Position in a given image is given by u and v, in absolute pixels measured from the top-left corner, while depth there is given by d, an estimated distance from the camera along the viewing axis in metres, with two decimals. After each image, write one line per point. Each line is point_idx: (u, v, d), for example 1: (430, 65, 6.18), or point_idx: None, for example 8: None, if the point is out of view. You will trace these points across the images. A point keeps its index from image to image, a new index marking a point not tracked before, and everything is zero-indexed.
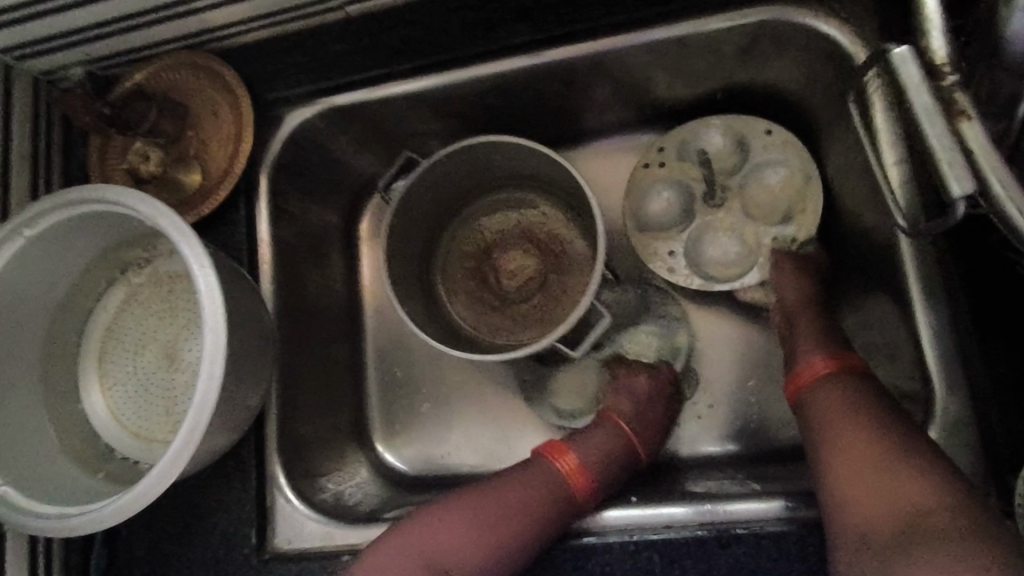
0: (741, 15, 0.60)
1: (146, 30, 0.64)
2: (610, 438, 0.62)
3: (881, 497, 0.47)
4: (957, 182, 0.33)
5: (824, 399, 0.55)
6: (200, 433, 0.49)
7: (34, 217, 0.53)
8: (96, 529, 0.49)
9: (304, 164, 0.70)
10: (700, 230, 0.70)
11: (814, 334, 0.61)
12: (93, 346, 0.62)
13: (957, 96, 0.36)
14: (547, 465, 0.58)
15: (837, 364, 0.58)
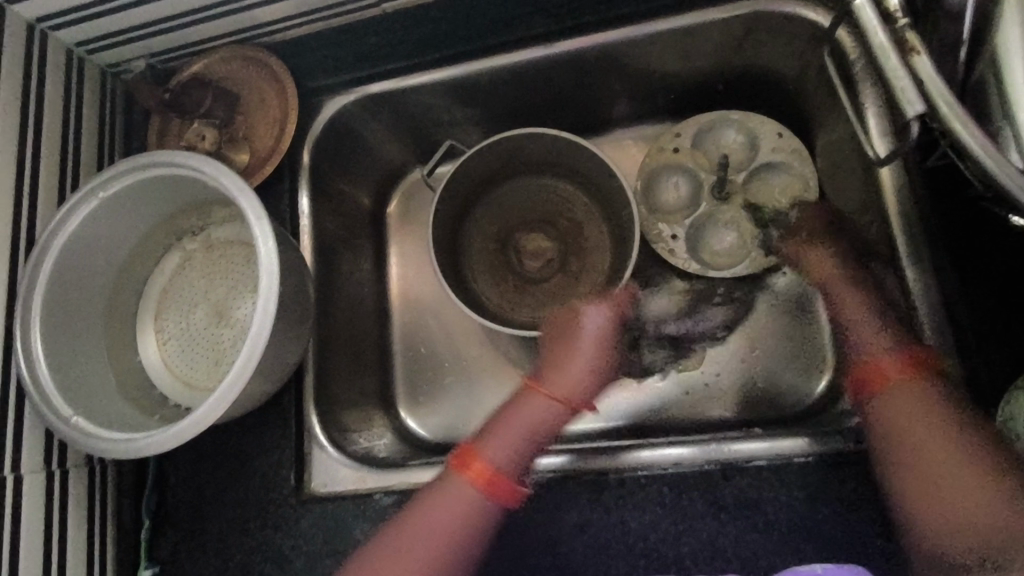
0: (734, 7, 0.67)
1: (203, 25, 0.71)
2: (534, 415, 0.59)
3: (943, 487, 0.48)
4: (911, 107, 0.39)
5: (900, 398, 0.53)
6: (254, 365, 0.56)
7: (107, 180, 0.61)
8: (152, 453, 0.55)
9: (340, 147, 0.77)
10: (700, 219, 0.76)
11: (875, 326, 0.59)
12: (151, 303, 0.70)
13: (910, 33, 0.39)
14: (456, 477, 0.56)
15: (912, 364, 0.55)
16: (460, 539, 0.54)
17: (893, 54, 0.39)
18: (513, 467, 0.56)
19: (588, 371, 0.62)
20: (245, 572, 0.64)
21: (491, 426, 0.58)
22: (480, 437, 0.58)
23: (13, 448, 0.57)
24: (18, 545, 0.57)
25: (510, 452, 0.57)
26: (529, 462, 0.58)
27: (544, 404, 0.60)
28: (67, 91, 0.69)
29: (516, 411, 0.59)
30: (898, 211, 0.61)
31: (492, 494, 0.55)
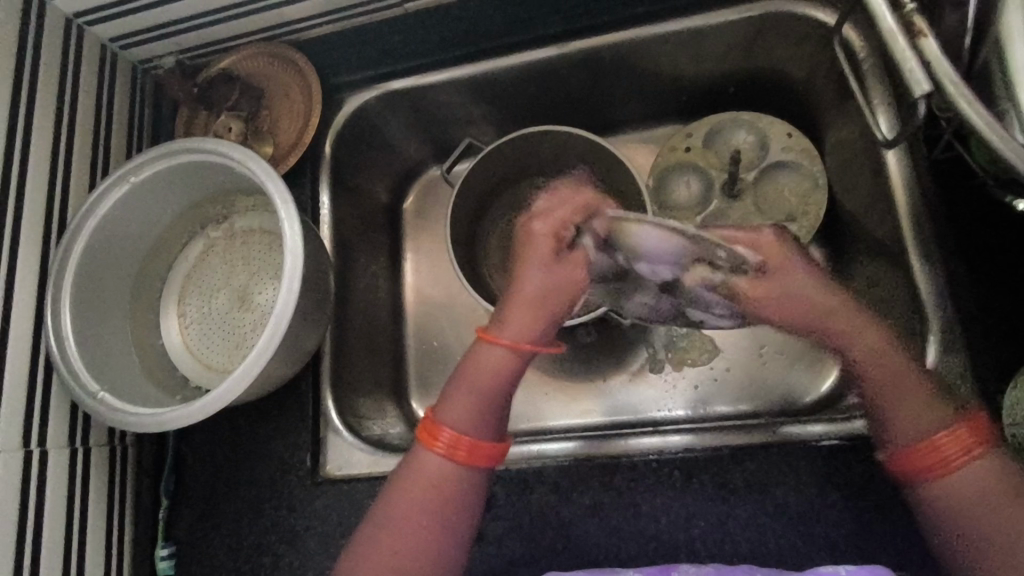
0: (746, 9, 0.69)
1: (232, 23, 0.74)
2: (495, 368, 0.56)
3: (977, 517, 0.47)
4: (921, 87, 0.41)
5: (966, 479, 0.48)
6: (278, 340, 0.58)
7: (139, 166, 0.64)
8: (182, 425, 0.57)
9: (360, 141, 0.79)
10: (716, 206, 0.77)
11: (914, 406, 0.51)
12: (175, 287, 0.72)
13: (916, 17, 0.42)
14: (425, 457, 0.54)
15: (973, 436, 0.49)
16: (440, 512, 0.53)
17: (902, 36, 0.42)
18: (478, 429, 0.54)
19: (544, 295, 0.56)
20: (261, 551, 0.65)
21: (447, 393, 0.56)
22: (443, 405, 0.56)
23: (41, 423, 0.59)
24: (43, 519, 0.58)
25: (472, 416, 0.55)
26: (497, 414, 0.56)
27: (501, 350, 0.56)
28: (100, 84, 0.72)
29: (472, 370, 0.56)
30: (905, 203, 0.62)
31: (470, 464, 0.54)
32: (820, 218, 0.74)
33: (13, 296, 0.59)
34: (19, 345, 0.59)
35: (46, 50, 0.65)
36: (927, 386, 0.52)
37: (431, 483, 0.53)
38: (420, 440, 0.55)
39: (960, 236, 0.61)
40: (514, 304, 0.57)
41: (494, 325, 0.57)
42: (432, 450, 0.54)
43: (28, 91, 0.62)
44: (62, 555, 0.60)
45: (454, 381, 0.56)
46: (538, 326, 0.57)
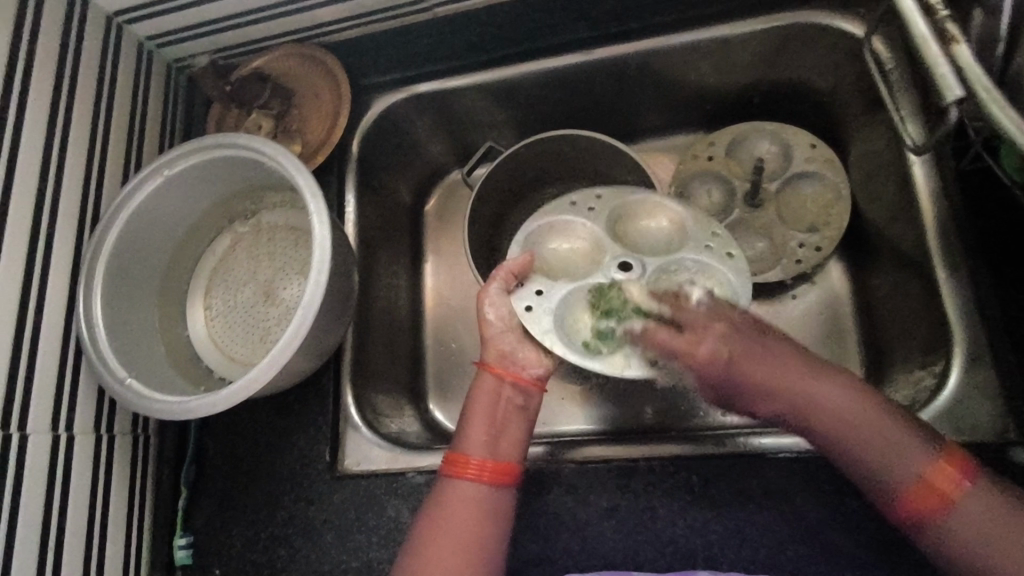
0: (774, 19, 0.70)
1: (265, 24, 0.76)
2: (489, 397, 0.58)
3: (990, 548, 0.45)
4: (951, 92, 0.42)
5: (967, 513, 0.46)
6: (305, 330, 0.59)
7: (173, 159, 0.66)
8: (211, 412, 0.58)
9: (385, 142, 0.80)
10: (712, 232, 0.62)
11: (895, 443, 0.49)
12: (202, 280, 0.74)
13: (949, 24, 0.44)
14: (456, 487, 0.55)
15: (954, 464, 0.47)
16: (479, 538, 0.53)
17: (936, 43, 0.44)
18: (497, 448, 0.56)
19: (519, 349, 0.60)
20: (278, 544, 0.66)
21: (458, 429, 0.58)
22: (457, 441, 0.57)
23: (69, 408, 0.60)
24: (67, 503, 0.59)
25: (486, 440, 0.56)
26: (515, 437, 0.57)
27: (493, 385, 0.58)
28: (135, 81, 0.74)
29: (473, 402, 0.58)
30: (932, 213, 0.62)
31: (495, 485, 0.55)
32: (843, 228, 0.73)
33: (48, 282, 0.61)
34: (52, 330, 0.60)
35: (87, 47, 0.67)
36: (901, 422, 0.50)
37: (465, 508, 0.54)
38: (444, 473, 0.56)
39: (987, 243, 0.62)
40: (492, 345, 0.60)
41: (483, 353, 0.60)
42: (458, 480, 0.55)
43: (69, 85, 0.64)
44: (84, 540, 0.61)
45: (462, 419, 0.58)
46: (524, 366, 0.59)
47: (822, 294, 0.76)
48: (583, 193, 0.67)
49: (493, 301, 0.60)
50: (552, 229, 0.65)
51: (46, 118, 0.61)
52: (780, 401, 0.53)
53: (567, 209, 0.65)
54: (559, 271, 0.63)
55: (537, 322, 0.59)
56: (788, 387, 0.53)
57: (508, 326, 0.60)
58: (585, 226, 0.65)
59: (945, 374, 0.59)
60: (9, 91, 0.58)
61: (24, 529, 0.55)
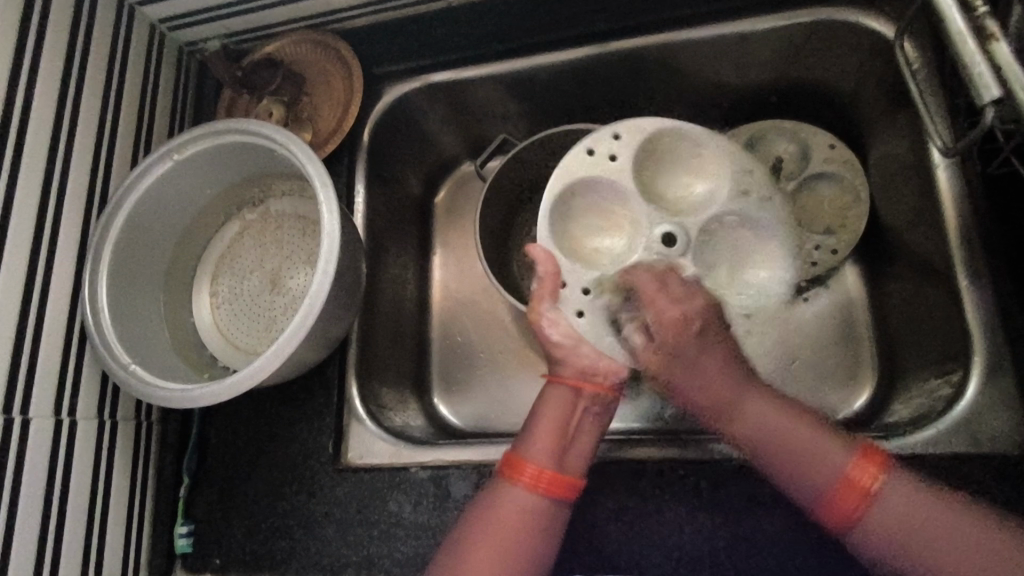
0: (798, 15, 0.68)
1: (279, 9, 0.75)
2: (561, 406, 0.57)
3: (906, 536, 0.46)
4: (988, 92, 0.43)
5: (885, 509, 0.47)
6: (311, 321, 0.58)
7: (181, 145, 0.65)
8: (214, 402, 0.57)
9: (396, 132, 0.79)
10: (745, 172, 0.63)
11: (811, 439, 0.50)
12: (209, 266, 0.74)
13: (988, 21, 0.44)
14: (509, 490, 0.54)
15: (869, 460, 0.48)
16: (527, 545, 0.52)
17: (974, 41, 0.43)
18: (562, 457, 0.55)
19: (597, 359, 0.59)
20: (278, 535, 0.65)
21: (524, 433, 0.57)
22: (522, 443, 0.56)
23: (72, 393, 0.60)
24: (69, 489, 0.59)
25: (554, 448, 0.55)
26: (583, 449, 0.56)
27: (567, 395, 0.58)
28: (146, 65, 0.73)
29: (545, 409, 0.57)
30: (955, 219, 0.61)
31: (552, 496, 0.54)
32: (859, 234, 0.72)
33: (54, 266, 0.60)
34: (55, 314, 0.60)
35: (99, 26, 0.66)
36: (817, 421, 0.51)
37: (516, 514, 0.52)
38: (501, 476, 0.55)
39: (1010, 250, 0.60)
40: (569, 360, 0.59)
41: (557, 367, 0.60)
42: (514, 485, 0.54)
43: (78, 67, 0.63)
44: (85, 527, 0.60)
45: (529, 424, 0.57)
46: (602, 376, 0.58)
47: (837, 298, 0.75)
48: (599, 137, 0.63)
49: (552, 317, 0.60)
50: (576, 191, 0.64)
51: (55, 99, 0.60)
52: (709, 403, 0.55)
53: (588, 166, 0.63)
54: (592, 248, 0.64)
55: (595, 333, 0.60)
56: (709, 375, 0.55)
57: (576, 339, 0.59)
58: (611, 178, 0.63)
59: (964, 383, 0.58)
60: (17, 72, 0.57)
61: (26, 510, 0.55)
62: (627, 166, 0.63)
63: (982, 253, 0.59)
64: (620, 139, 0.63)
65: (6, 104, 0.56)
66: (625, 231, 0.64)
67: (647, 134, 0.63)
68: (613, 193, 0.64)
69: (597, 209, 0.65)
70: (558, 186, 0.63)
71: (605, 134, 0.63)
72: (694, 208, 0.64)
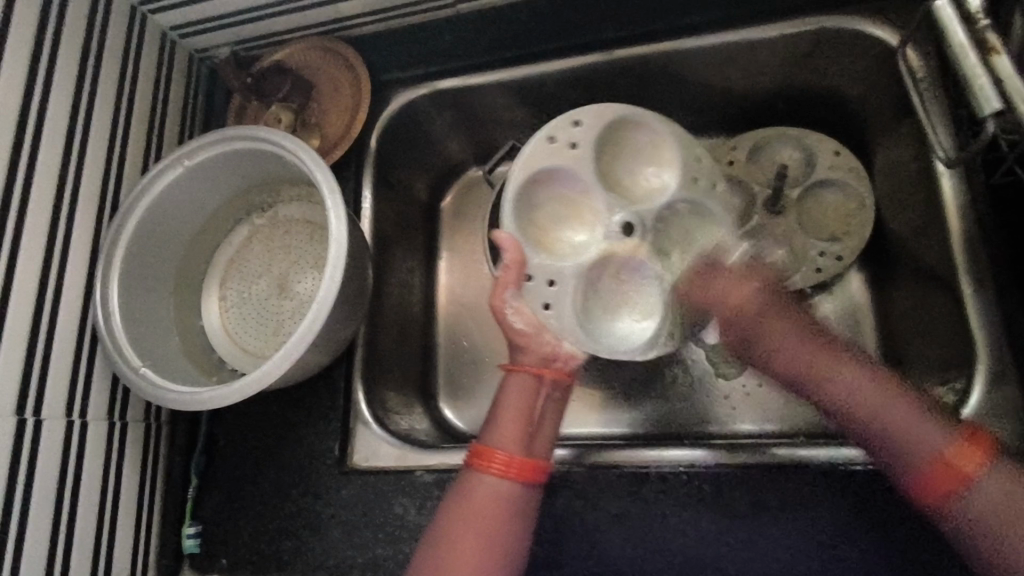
0: (803, 23, 0.68)
1: (288, 17, 0.76)
2: (526, 392, 0.57)
3: (1010, 524, 0.45)
4: (989, 104, 0.43)
5: (987, 495, 0.46)
6: (319, 325, 0.59)
7: (192, 150, 0.66)
8: (222, 405, 0.58)
9: (403, 138, 0.80)
10: (696, 160, 0.66)
11: (914, 418, 0.50)
12: (218, 270, 0.75)
13: (989, 34, 0.44)
14: (480, 479, 0.54)
15: (978, 445, 0.47)
16: (500, 533, 0.52)
17: (975, 55, 0.44)
18: (530, 444, 0.55)
19: (558, 346, 0.60)
20: (285, 536, 0.66)
21: (488, 423, 0.57)
22: (489, 431, 0.56)
23: (83, 395, 0.61)
24: (79, 489, 0.60)
25: (520, 434, 0.55)
26: (548, 434, 0.57)
27: (531, 381, 0.58)
28: (157, 73, 0.74)
29: (507, 397, 0.57)
30: (959, 228, 0.61)
31: (523, 482, 0.54)
32: (864, 239, 0.72)
33: (67, 271, 0.61)
34: (68, 317, 0.61)
35: (112, 34, 0.67)
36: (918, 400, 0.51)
37: (489, 502, 0.53)
38: (471, 466, 0.55)
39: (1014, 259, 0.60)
40: (531, 346, 0.60)
41: (518, 355, 0.60)
42: (485, 474, 0.54)
43: (92, 75, 0.64)
44: (94, 527, 0.61)
45: (494, 414, 0.57)
46: (561, 362, 0.60)
47: (842, 305, 0.75)
48: (559, 125, 0.66)
49: (516, 305, 0.61)
50: (538, 179, 0.67)
51: (69, 106, 0.61)
52: (802, 370, 0.55)
53: (548, 154, 0.66)
54: (556, 238, 0.67)
55: (557, 323, 0.62)
56: (781, 338, 0.57)
57: (538, 327, 0.61)
58: (569, 166, 0.66)
59: (967, 391, 0.58)
60: (32, 80, 0.58)
61: (38, 511, 0.56)
62: (586, 153, 0.65)
63: (985, 261, 0.59)
64: (580, 126, 0.66)
65: (21, 112, 0.57)
66: (585, 220, 0.67)
67: (604, 121, 0.66)
68: (574, 181, 0.66)
69: (559, 198, 0.67)
70: (519, 175, 0.66)
71: (566, 123, 0.66)
72: (645, 196, 0.66)
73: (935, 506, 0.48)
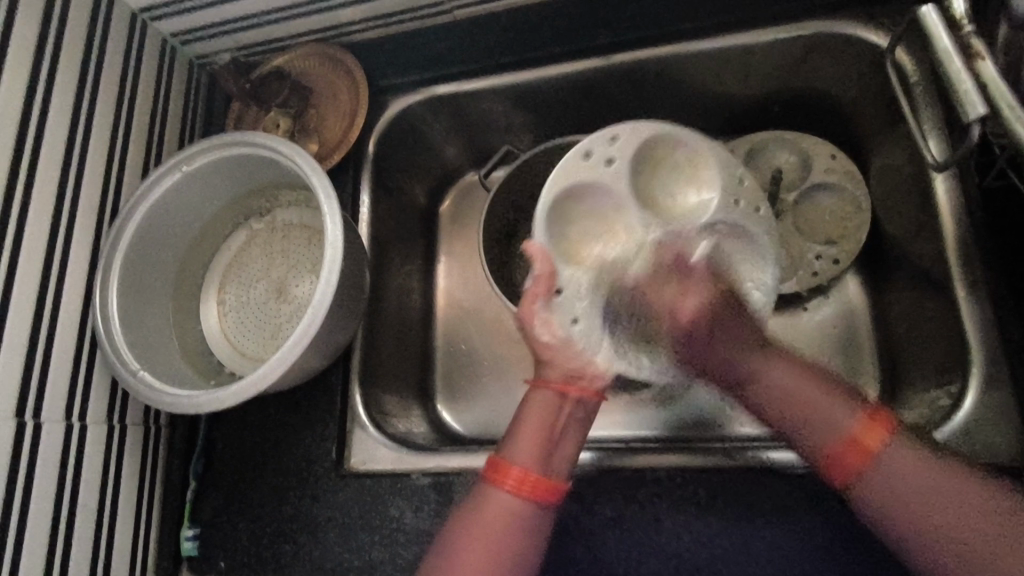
0: (797, 27, 0.69)
1: (287, 23, 0.77)
2: (545, 409, 0.57)
3: (917, 507, 0.47)
4: (973, 108, 0.44)
5: (891, 471, 0.48)
6: (315, 328, 0.59)
7: (192, 156, 0.67)
8: (218, 408, 0.59)
9: (401, 143, 0.80)
10: (736, 181, 0.65)
11: (831, 404, 0.51)
12: (216, 274, 0.75)
13: (975, 40, 0.45)
14: (492, 496, 0.54)
15: (880, 424, 0.50)
16: (510, 550, 0.52)
17: (960, 59, 0.45)
18: (546, 463, 0.55)
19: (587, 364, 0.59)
20: (283, 539, 0.66)
21: (507, 437, 0.57)
22: (505, 447, 0.56)
23: (83, 398, 0.61)
24: (78, 492, 0.60)
25: (537, 453, 0.55)
26: (567, 453, 0.56)
27: (551, 398, 0.58)
28: (157, 79, 0.75)
29: (528, 414, 0.57)
30: (953, 232, 0.61)
31: (536, 500, 0.53)
32: (861, 242, 0.72)
33: (67, 274, 0.61)
34: (68, 321, 0.61)
35: (112, 41, 0.68)
36: (830, 387, 0.53)
37: (498, 519, 0.52)
38: (486, 479, 0.55)
39: (1009, 264, 0.60)
40: (556, 361, 0.59)
41: (545, 369, 0.60)
42: (499, 488, 0.54)
43: (92, 81, 0.65)
44: (94, 529, 0.62)
45: (512, 430, 0.57)
46: (588, 379, 0.59)
47: (838, 309, 0.75)
48: (597, 140, 0.66)
49: (546, 318, 0.60)
50: (571, 193, 0.66)
51: (70, 113, 0.62)
52: (726, 365, 0.56)
53: (584, 169, 0.66)
54: (588, 254, 0.66)
55: (588, 339, 0.61)
56: (720, 341, 0.57)
57: (566, 343, 0.60)
58: (606, 182, 0.65)
59: (961, 394, 0.58)
60: (33, 86, 0.59)
61: (36, 512, 0.56)
62: (622, 171, 0.65)
63: (979, 265, 0.60)
64: (616, 143, 0.65)
65: (21, 119, 0.57)
66: (619, 238, 0.66)
67: (642, 140, 0.65)
68: (608, 198, 0.66)
69: (593, 215, 0.67)
70: (552, 189, 0.66)
71: (603, 139, 0.66)
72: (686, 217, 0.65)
73: (844, 483, 0.50)
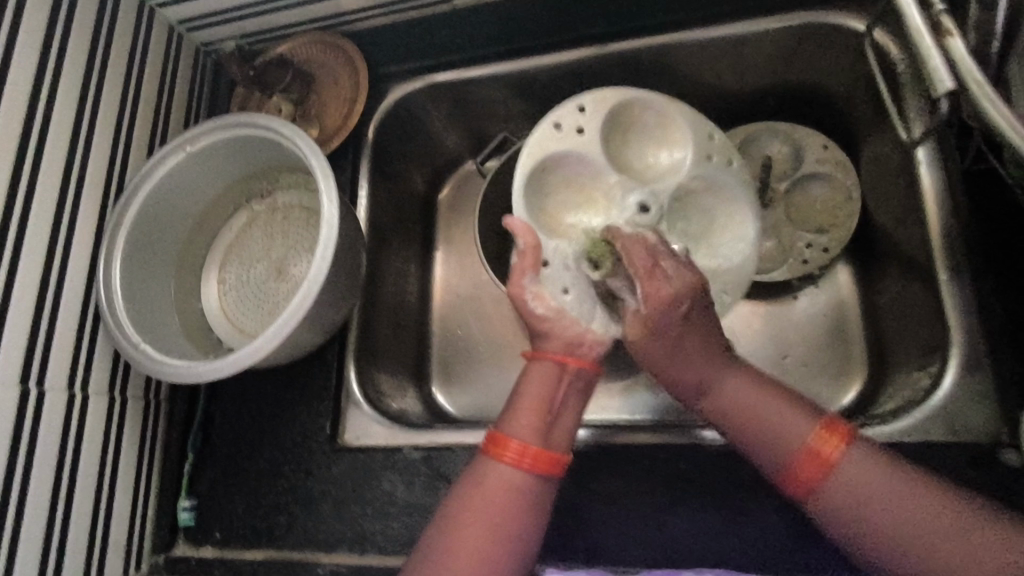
0: (789, 17, 0.70)
1: (291, 11, 0.79)
2: (545, 381, 0.57)
3: (872, 511, 0.46)
4: (943, 83, 0.46)
5: (845, 478, 0.48)
6: (309, 300, 0.61)
7: (195, 137, 0.69)
8: (216, 377, 0.60)
9: (401, 130, 0.82)
10: (707, 138, 0.67)
11: (789, 418, 0.51)
12: (218, 254, 0.77)
13: (943, 16, 0.46)
14: (492, 468, 0.53)
15: (836, 433, 0.49)
16: (512, 528, 0.51)
17: (930, 35, 0.46)
18: (548, 436, 0.55)
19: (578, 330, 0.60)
20: (277, 511, 0.68)
21: (506, 411, 0.57)
22: (506, 420, 0.56)
23: (85, 367, 0.63)
24: (79, 458, 0.62)
25: (538, 425, 0.55)
26: (568, 425, 0.56)
27: (552, 368, 0.57)
28: (164, 63, 0.77)
29: (529, 385, 0.57)
30: (937, 216, 0.62)
31: (538, 472, 0.53)
32: (851, 230, 0.74)
33: (72, 247, 0.63)
34: (73, 292, 0.63)
35: (121, 24, 0.70)
36: (787, 397, 0.52)
37: (498, 493, 0.52)
38: (486, 453, 0.54)
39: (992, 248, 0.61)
40: (555, 331, 0.59)
41: (540, 342, 0.60)
42: (500, 462, 0.53)
43: (100, 61, 0.67)
44: (94, 495, 0.63)
45: (512, 402, 0.57)
46: (587, 347, 0.59)
47: (828, 296, 0.76)
48: (564, 111, 0.67)
49: (535, 290, 0.60)
50: (546, 165, 0.67)
51: (78, 90, 0.64)
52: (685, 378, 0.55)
53: (556, 139, 0.66)
54: (568, 223, 0.67)
55: (581, 306, 0.60)
56: (673, 343, 0.55)
57: (559, 312, 0.60)
58: (579, 151, 0.67)
59: (941, 374, 0.59)
60: (43, 63, 0.61)
61: (38, 474, 0.58)
62: (594, 137, 0.66)
63: (961, 248, 0.61)
64: (584, 112, 0.67)
65: (32, 94, 0.60)
66: (596, 205, 0.67)
67: (610, 104, 0.67)
68: (584, 166, 0.67)
69: (572, 184, 0.68)
70: (529, 162, 0.67)
71: (569, 108, 0.67)
72: (665, 174, 0.67)
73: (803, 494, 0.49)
